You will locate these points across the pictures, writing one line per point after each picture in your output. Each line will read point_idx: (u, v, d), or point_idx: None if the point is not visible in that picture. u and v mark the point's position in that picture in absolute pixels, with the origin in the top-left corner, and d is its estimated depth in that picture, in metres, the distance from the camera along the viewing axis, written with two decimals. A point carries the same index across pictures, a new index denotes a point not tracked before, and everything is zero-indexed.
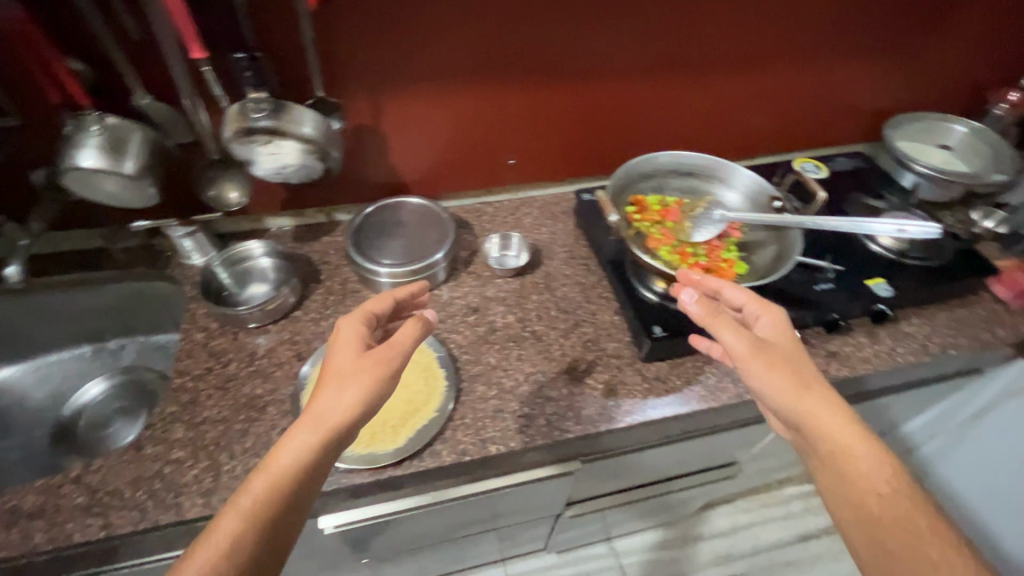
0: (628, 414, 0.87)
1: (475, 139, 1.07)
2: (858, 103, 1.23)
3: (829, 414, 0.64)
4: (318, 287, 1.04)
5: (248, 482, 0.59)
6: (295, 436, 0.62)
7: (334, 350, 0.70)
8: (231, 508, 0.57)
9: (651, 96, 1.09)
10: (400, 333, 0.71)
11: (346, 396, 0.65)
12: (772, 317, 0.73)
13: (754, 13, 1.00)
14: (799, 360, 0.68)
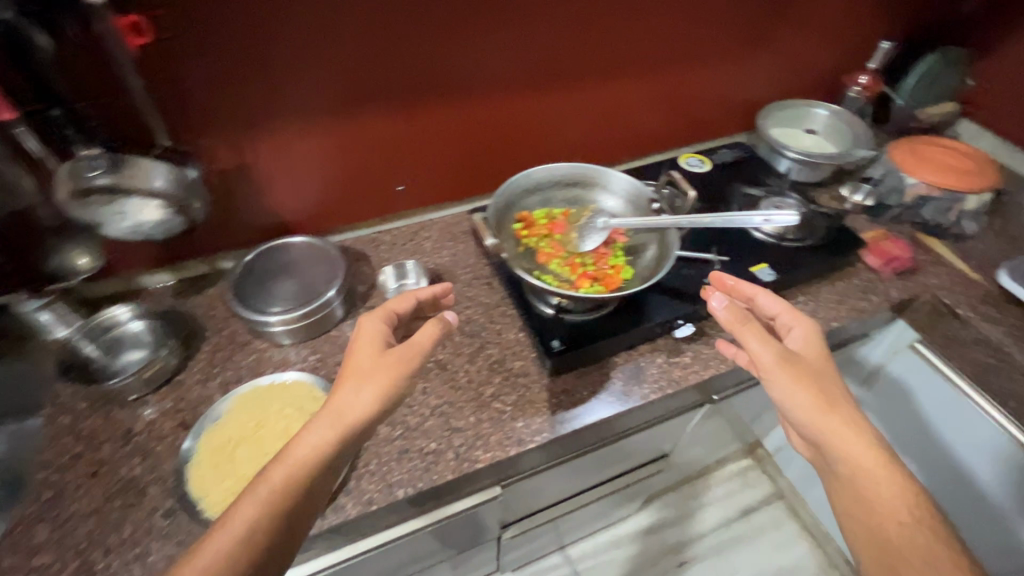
0: (540, 432, 0.86)
1: (357, 168, 1.04)
2: (731, 92, 1.29)
3: (854, 430, 0.68)
4: (204, 344, 0.96)
5: (270, 470, 0.63)
6: (316, 429, 0.65)
7: (357, 347, 0.73)
8: (252, 493, 0.62)
9: (529, 108, 1.10)
10: (420, 335, 0.73)
11: (362, 393, 0.67)
12: (802, 337, 0.77)
13: (614, 20, 1.03)
14: (822, 372, 0.73)
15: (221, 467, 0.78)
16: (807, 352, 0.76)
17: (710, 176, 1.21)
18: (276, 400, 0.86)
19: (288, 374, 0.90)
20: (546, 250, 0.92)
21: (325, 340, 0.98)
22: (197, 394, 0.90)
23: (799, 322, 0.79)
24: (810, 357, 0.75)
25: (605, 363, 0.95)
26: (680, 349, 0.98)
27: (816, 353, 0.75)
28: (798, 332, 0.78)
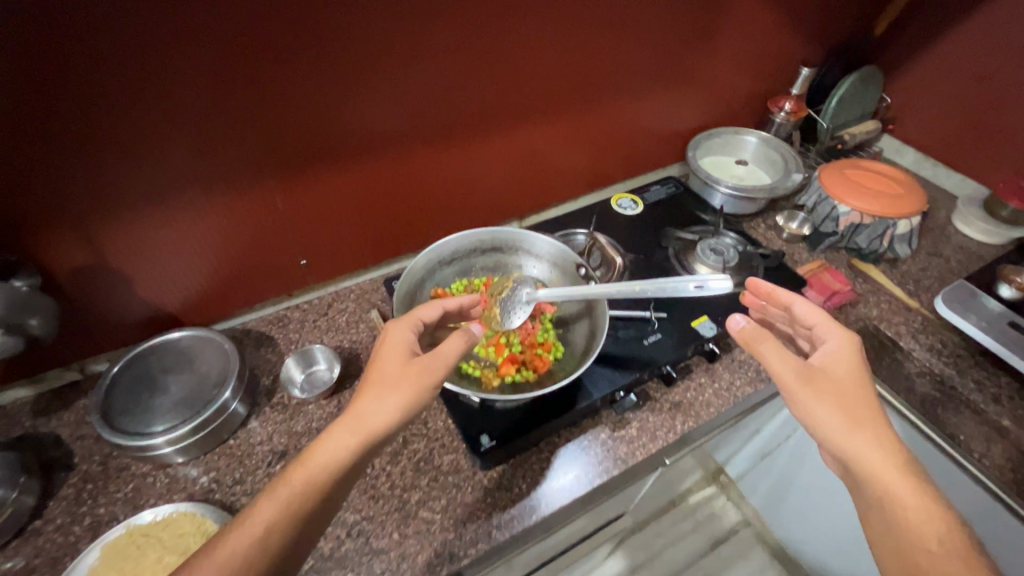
0: (474, 543, 0.76)
1: (252, 244, 0.92)
2: (656, 122, 1.23)
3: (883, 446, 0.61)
4: (71, 475, 0.80)
5: (289, 473, 0.60)
6: (339, 433, 0.61)
7: (383, 353, 0.68)
8: (269, 495, 0.58)
9: (443, 161, 1.01)
10: (445, 347, 0.68)
11: (389, 400, 0.63)
12: (834, 345, 0.71)
13: (525, 65, 0.95)
14: (853, 382, 0.66)
15: None
16: (835, 360, 0.69)
17: (643, 218, 1.16)
18: (155, 541, 0.72)
19: (172, 505, 0.75)
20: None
21: (222, 452, 0.85)
22: (61, 541, 0.74)
23: (835, 334, 0.72)
24: (838, 365, 0.68)
25: (544, 446, 0.86)
26: (624, 420, 0.90)
27: (848, 362, 0.68)
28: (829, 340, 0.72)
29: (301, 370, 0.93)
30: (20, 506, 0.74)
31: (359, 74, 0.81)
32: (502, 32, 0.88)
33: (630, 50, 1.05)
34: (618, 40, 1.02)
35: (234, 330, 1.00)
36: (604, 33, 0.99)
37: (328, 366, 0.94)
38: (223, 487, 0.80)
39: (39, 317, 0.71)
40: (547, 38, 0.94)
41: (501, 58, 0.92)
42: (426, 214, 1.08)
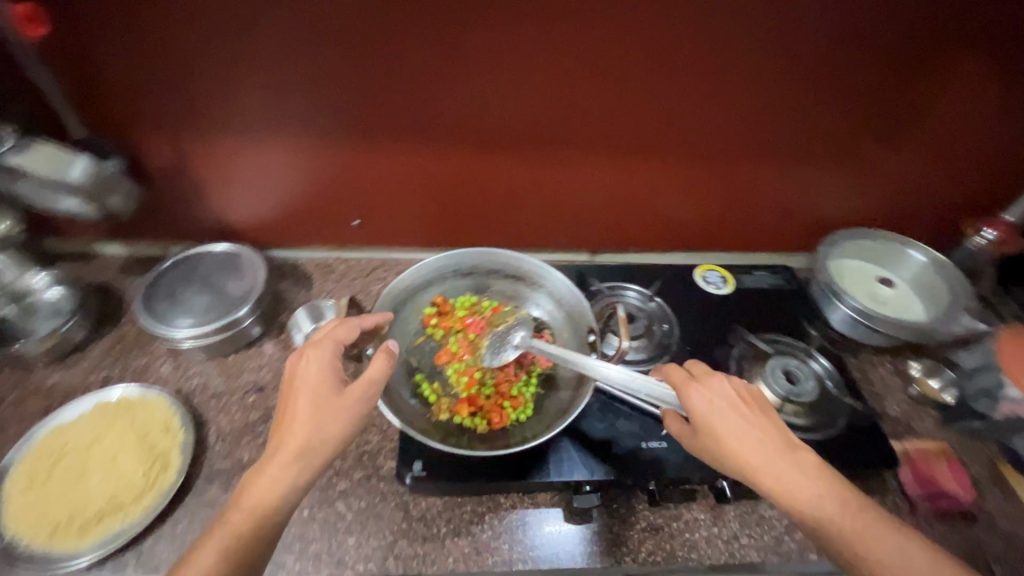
0: (366, 560, 0.72)
1: (314, 191, 0.96)
2: (791, 198, 1.01)
3: (791, 489, 0.55)
4: (111, 331, 0.94)
5: (223, 520, 0.54)
6: (276, 471, 0.55)
7: (303, 382, 0.60)
8: (205, 547, 0.53)
9: (517, 171, 0.95)
10: (374, 367, 0.62)
11: (330, 432, 0.58)
12: (692, 406, 0.60)
13: (635, 97, 0.83)
14: (732, 436, 0.58)
15: (41, 472, 0.75)
16: (701, 418, 0.59)
17: (723, 303, 0.97)
18: (130, 417, 0.81)
19: (157, 391, 0.84)
20: (448, 348, 0.77)
21: (219, 363, 0.92)
22: (79, 380, 0.88)
23: (682, 386, 0.62)
24: (712, 426, 0.59)
25: (484, 499, 0.78)
26: (583, 517, 0.77)
27: (714, 412, 0.59)
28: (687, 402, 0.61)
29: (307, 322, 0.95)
30: (67, 338, 0.89)
31: (442, 61, 0.78)
32: (613, 52, 0.77)
33: (778, 109, 0.85)
34: (764, 96, 0.83)
35: (286, 260, 1.07)
36: (748, 84, 0.82)
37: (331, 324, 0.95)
38: (203, 394, 0.87)
39: (111, 200, 0.83)
40: (671, 73, 0.80)
41: (606, 78, 0.81)
42: (489, 215, 1.03)
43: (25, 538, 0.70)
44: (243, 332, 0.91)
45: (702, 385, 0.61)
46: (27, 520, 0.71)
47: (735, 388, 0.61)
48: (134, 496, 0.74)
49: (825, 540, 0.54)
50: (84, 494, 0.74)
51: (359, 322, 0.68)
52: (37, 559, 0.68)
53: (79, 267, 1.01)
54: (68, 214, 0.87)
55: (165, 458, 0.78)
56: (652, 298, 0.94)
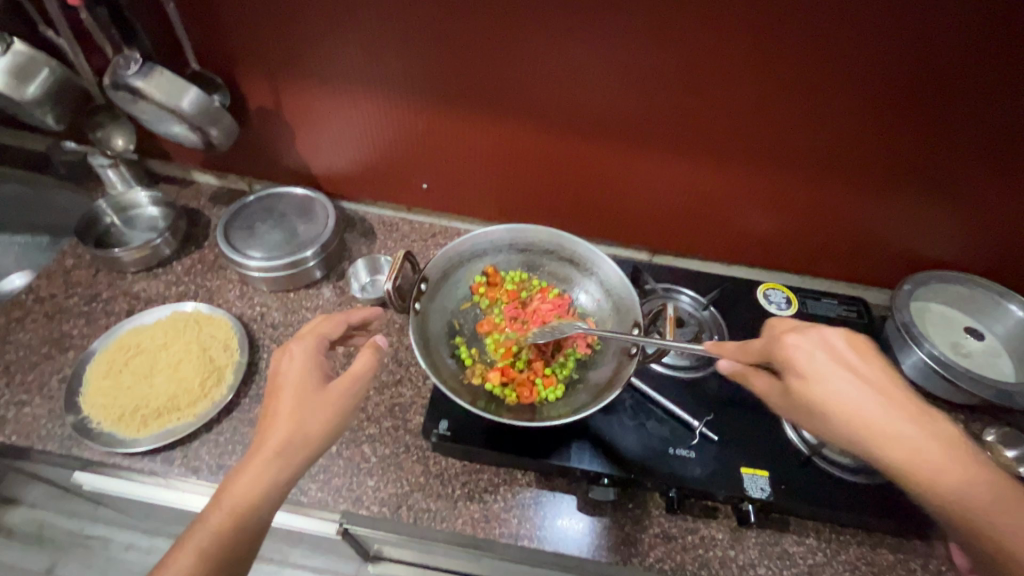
0: (380, 503, 0.75)
1: (390, 150, 1.00)
2: (878, 226, 0.93)
3: (914, 450, 0.49)
4: (194, 252, 1.03)
5: (200, 521, 0.51)
6: (257, 467, 0.53)
7: (285, 378, 0.60)
8: (180, 551, 0.49)
9: (589, 156, 0.94)
10: (360, 360, 0.63)
11: (314, 426, 0.57)
12: (792, 356, 0.56)
13: (724, 94, 0.80)
14: (839, 388, 0.53)
15: (117, 363, 0.84)
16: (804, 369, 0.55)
17: None
18: (198, 330, 0.89)
19: (224, 313, 0.92)
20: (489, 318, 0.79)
21: (281, 297, 0.98)
22: (160, 290, 0.97)
23: (773, 336, 0.58)
24: (816, 377, 0.54)
25: (501, 471, 0.79)
26: (596, 509, 0.76)
27: (819, 363, 0.54)
28: (781, 353, 0.57)
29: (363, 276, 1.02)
30: (156, 252, 0.97)
31: (530, 33, 0.78)
32: (706, 42, 0.74)
33: (880, 127, 0.78)
34: (869, 111, 0.77)
35: (355, 213, 1.12)
36: (852, 95, 0.76)
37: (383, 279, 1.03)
38: (262, 323, 0.94)
39: (208, 133, 0.90)
40: (767, 74, 0.76)
41: (694, 71, 0.77)
42: (552, 197, 1.03)
43: (96, 418, 0.79)
44: (306, 273, 0.97)
45: (799, 335, 0.57)
46: (99, 403, 0.80)
47: (843, 339, 0.56)
48: (189, 400, 0.81)
49: (960, 517, 0.47)
50: (148, 391, 0.82)
51: (345, 318, 0.70)
52: (102, 438, 0.77)
53: (176, 190, 1.11)
54: (163, 135, 0.94)
55: (220, 373, 0.85)
56: (706, 307, 0.90)
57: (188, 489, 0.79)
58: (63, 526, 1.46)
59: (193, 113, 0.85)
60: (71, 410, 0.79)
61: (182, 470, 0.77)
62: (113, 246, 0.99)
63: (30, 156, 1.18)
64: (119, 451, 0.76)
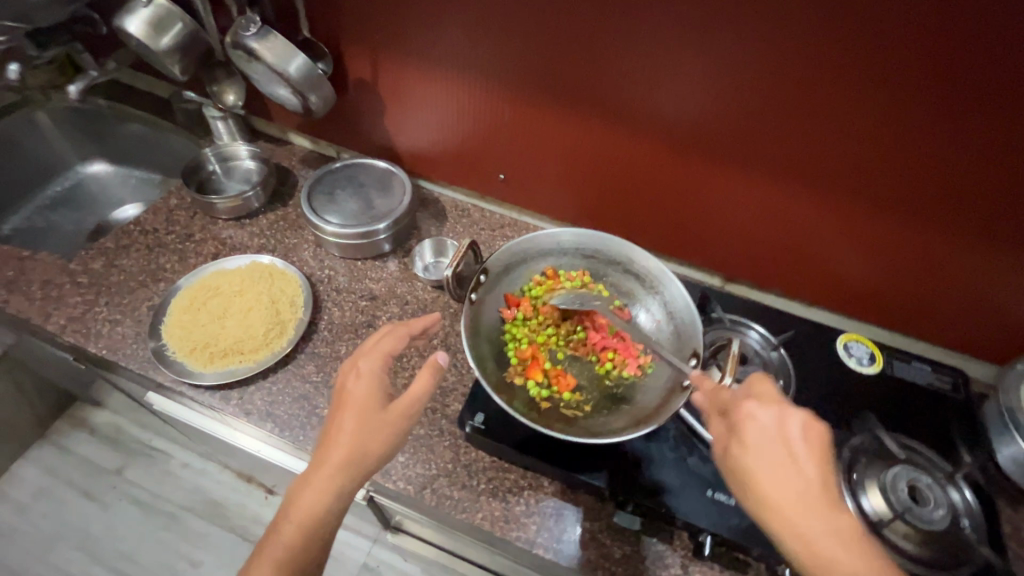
0: (407, 479, 0.77)
1: (474, 137, 1.01)
2: (995, 290, 0.81)
3: (789, 499, 0.49)
4: (278, 209, 1.09)
5: (276, 529, 0.58)
6: (321, 484, 0.58)
7: (351, 396, 0.63)
8: (263, 556, 0.58)
9: (672, 169, 0.90)
10: (418, 383, 0.62)
11: (372, 449, 0.60)
12: (742, 426, 0.54)
13: (836, 122, 0.73)
14: (771, 476, 0.50)
15: (196, 300, 0.91)
16: (748, 445, 0.52)
17: (859, 382, 0.83)
18: (270, 283, 0.94)
19: (296, 271, 0.97)
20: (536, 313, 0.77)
21: (349, 265, 1.02)
22: (244, 239, 1.04)
23: (735, 399, 0.56)
24: (753, 451, 0.52)
25: (529, 474, 0.78)
26: (618, 535, 0.74)
27: (760, 430, 0.53)
28: (737, 417, 0.55)
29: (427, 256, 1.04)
30: (247, 203, 1.03)
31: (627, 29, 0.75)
32: (816, 55, 0.68)
33: (1013, 171, 0.68)
34: (1007, 159, 0.68)
35: (430, 193, 1.14)
36: (988, 139, 0.67)
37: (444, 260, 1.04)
38: (328, 286, 0.98)
39: (308, 99, 0.95)
40: (889, 105, 0.69)
41: (798, 84, 0.71)
42: (626, 202, 0.99)
43: (171, 348, 0.86)
44: (376, 245, 1.00)
45: (759, 402, 0.55)
46: (176, 335, 0.87)
47: (800, 427, 0.53)
48: (253, 346, 0.87)
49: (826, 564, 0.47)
50: (219, 332, 0.88)
51: (408, 329, 0.69)
52: (174, 366, 0.84)
53: (273, 148, 1.18)
54: (268, 94, 1.01)
55: (283, 326, 0.90)
56: (776, 348, 0.84)
57: (239, 426, 0.85)
58: (135, 435, 1.62)
59: (296, 78, 0.89)
60: (153, 336, 0.87)
61: (235, 409, 0.82)
62: (211, 192, 1.07)
63: (155, 100, 1.30)
64: (186, 381, 0.83)
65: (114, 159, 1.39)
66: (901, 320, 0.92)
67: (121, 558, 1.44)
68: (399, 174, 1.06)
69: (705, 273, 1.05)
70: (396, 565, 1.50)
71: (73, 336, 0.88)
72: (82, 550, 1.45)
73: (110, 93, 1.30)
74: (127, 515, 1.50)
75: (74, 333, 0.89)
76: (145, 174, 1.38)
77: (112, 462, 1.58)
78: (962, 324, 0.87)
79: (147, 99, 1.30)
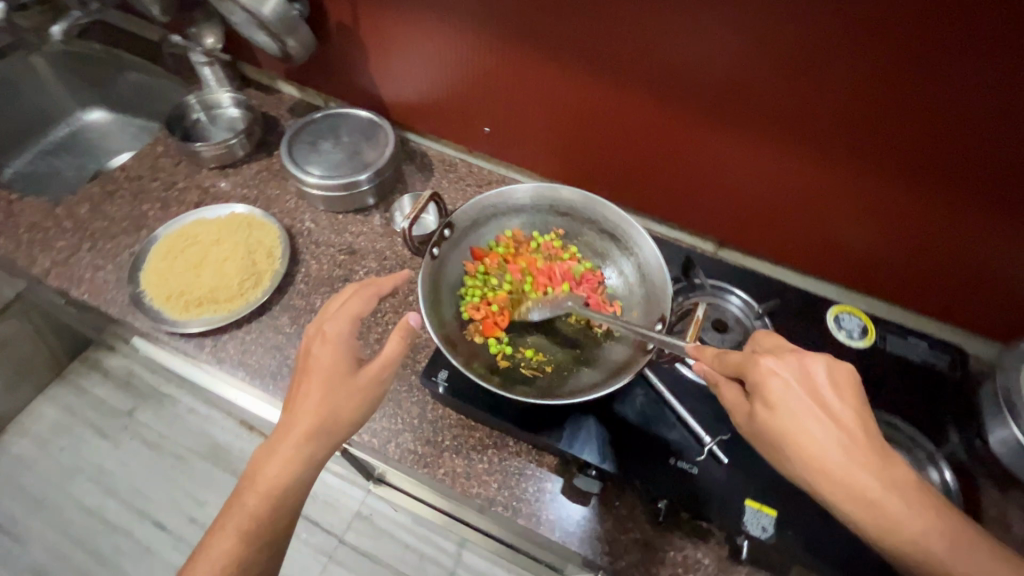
0: (371, 432, 0.77)
1: (459, 88, 0.96)
2: (1001, 251, 0.73)
3: (821, 452, 0.48)
4: (263, 158, 1.07)
5: (248, 489, 0.60)
6: (294, 446, 0.60)
7: (320, 362, 0.63)
8: (236, 515, 0.59)
9: (651, 119, 0.84)
10: (389, 346, 0.64)
11: (342, 413, 0.61)
12: (767, 386, 0.51)
13: (833, 74, 0.67)
14: (804, 427, 0.49)
15: (175, 248, 0.91)
16: (772, 400, 0.50)
17: (847, 356, 0.79)
18: (248, 233, 0.94)
19: (275, 221, 0.96)
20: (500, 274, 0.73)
21: (331, 218, 1.01)
22: (226, 188, 1.03)
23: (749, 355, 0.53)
24: (784, 412, 0.50)
25: (493, 433, 0.78)
26: (577, 497, 0.73)
27: (791, 394, 0.50)
28: (755, 377, 0.52)
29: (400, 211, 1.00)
30: (230, 151, 1.02)
31: None
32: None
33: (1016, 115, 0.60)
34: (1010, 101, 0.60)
35: (418, 146, 1.11)
36: (990, 77, 0.59)
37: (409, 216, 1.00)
38: (307, 238, 0.97)
39: (286, 42, 0.91)
40: (891, 56, 0.62)
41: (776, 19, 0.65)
42: (610, 156, 0.94)
43: (148, 295, 0.87)
44: (357, 197, 0.98)
45: (777, 359, 0.52)
46: (154, 282, 0.88)
47: (824, 372, 0.52)
48: (228, 296, 0.87)
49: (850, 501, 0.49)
50: (196, 281, 0.88)
51: (375, 290, 0.69)
52: (150, 313, 0.85)
53: (261, 96, 1.15)
54: (247, 36, 0.97)
55: (259, 276, 0.89)
56: (761, 316, 0.80)
57: (215, 373, 0.86)
58: (146, 379, 1.68)
59: (271, 19, 0.85)
60: (131, 282, 0.88)
61: (209, 357, 0.83)
62: (195, 141, 1.06)
63: (147, 45, 1.27)
64: (162, 328, 0.84)
65: (110, 106, 1.38)
66: (900, 284, 0.85)
67: (133, 492, 1.53)
68: (382, 124, 1.02)
69: (698, 238, 1.00)
70: (388, 515, 1.55)
71: (57, 279, 0.90)
72: (98, 483, 1.53)
73: (102, 37, 1.28)
74: (138, 453, 1.57)
75: (58, 278, 0.90)
76: (143, 122, 1.38)
77: (124, 404, 1.65)
78: (966, 289, 0.80)
79: (139, 43, 1.28)
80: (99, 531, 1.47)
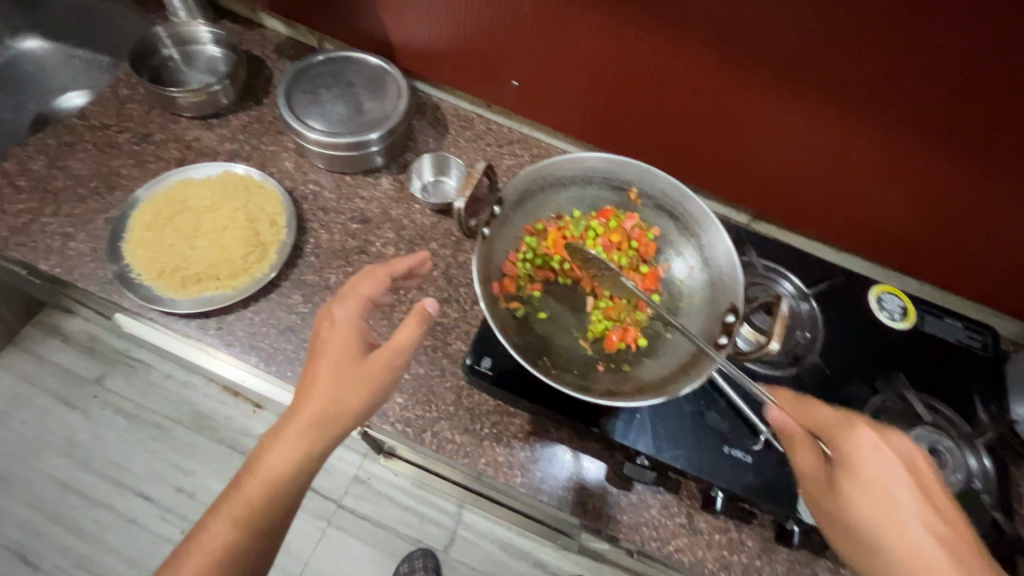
0: (404, 422, 0.72)
1: (480, 33, 0.84)
2: None
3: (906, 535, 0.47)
4: (252, 108, 0.93)
5: (236, 487, 0.51)
6: (289, 444, 0.51)
7: (325, 346, 0.54)
8: (220, 513, 0.51)
9: (699, 77, 0.74)
10: (402, 334, 0.55)
11: (349, 406, 0.52)
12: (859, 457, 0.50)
13: (925, 49, 0.59)
14: (896, 510, 0.48)
15: (162, 216, 0.80)
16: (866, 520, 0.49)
17: (883, 335, 0.79)
18: (246, 198, 0.83)
19: (275, 183, 0.85)
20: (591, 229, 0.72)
21: (336, 179, 0.89)
22: (210, 142, 0.89)
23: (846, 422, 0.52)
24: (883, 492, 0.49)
25: (534, 420, 0.74)
26: (623, 483, 0.71)
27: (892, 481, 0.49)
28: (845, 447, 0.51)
29: (424, 180, 0.92)
30: (214, 99, 0.88)
31: None
32: None
33: None
34: None
35: (430, 98, 1.00)
36: None
37: (432, 185, 0.92)
38: (313, 204, 0.86)
39: None
40: (1000, 33, 0.55)
41: None
42: (645, 114, 0.84)
43: (134, 272, 0.76)
44: (367, 158, 0.86)
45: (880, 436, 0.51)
46: (138, 257, 0.77)
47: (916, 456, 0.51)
48: (230, 272, 0.77)
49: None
50: (189, 256, 0.78)
51: (388, 269, 0.61)
52: (139, 293, 0.74)
53: (241, 32, 1.00)
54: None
55: (265, 247, 0.80)
56: (807, 299, 0.81)
57: (220, 356, 0.77)
58: (111, 343, 1.46)
59: None
60: (113, 255, 0.76)
61: (214, 339, 0.74)
62: (168, 84, 0.90)
63: None
64: (156, 309, 0.74)
65: (50, 37, 1.17)
66: (944, 259, 0.82)
67: (110, 465, 1.34)
68: (392, 70, 0.89)
69: (733, 208, 0.95)
70: (387, 478, 1.38)
71: (20, 249, 0.77)
72: (71, 457, 1.34)
73: None
74: None
75: (18, 248, 0.77)
76: (91, 55, 1.17)
77: (90, 371, 1.43)
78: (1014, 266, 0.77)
79: None
80: (76, 507, 1.30)
